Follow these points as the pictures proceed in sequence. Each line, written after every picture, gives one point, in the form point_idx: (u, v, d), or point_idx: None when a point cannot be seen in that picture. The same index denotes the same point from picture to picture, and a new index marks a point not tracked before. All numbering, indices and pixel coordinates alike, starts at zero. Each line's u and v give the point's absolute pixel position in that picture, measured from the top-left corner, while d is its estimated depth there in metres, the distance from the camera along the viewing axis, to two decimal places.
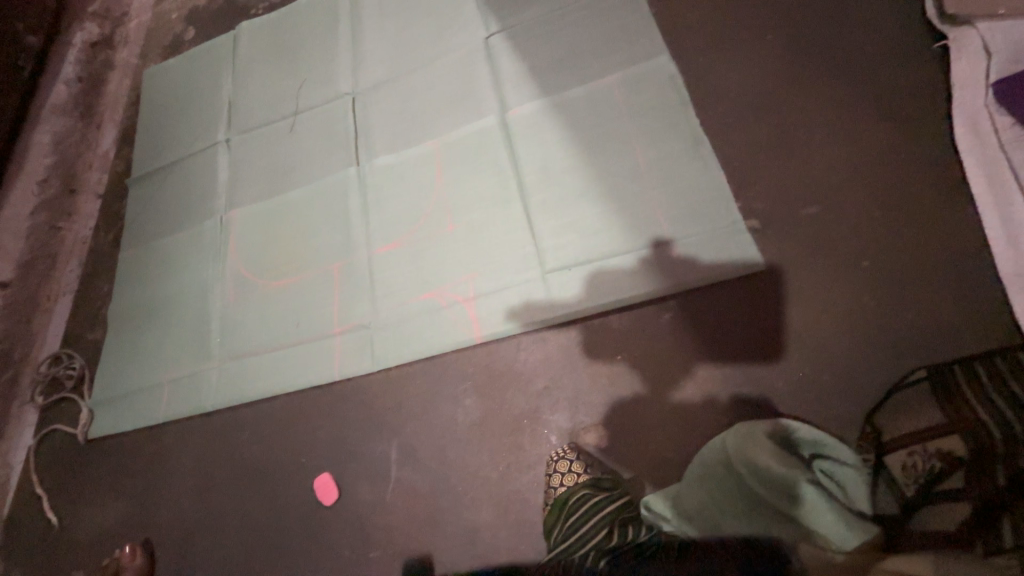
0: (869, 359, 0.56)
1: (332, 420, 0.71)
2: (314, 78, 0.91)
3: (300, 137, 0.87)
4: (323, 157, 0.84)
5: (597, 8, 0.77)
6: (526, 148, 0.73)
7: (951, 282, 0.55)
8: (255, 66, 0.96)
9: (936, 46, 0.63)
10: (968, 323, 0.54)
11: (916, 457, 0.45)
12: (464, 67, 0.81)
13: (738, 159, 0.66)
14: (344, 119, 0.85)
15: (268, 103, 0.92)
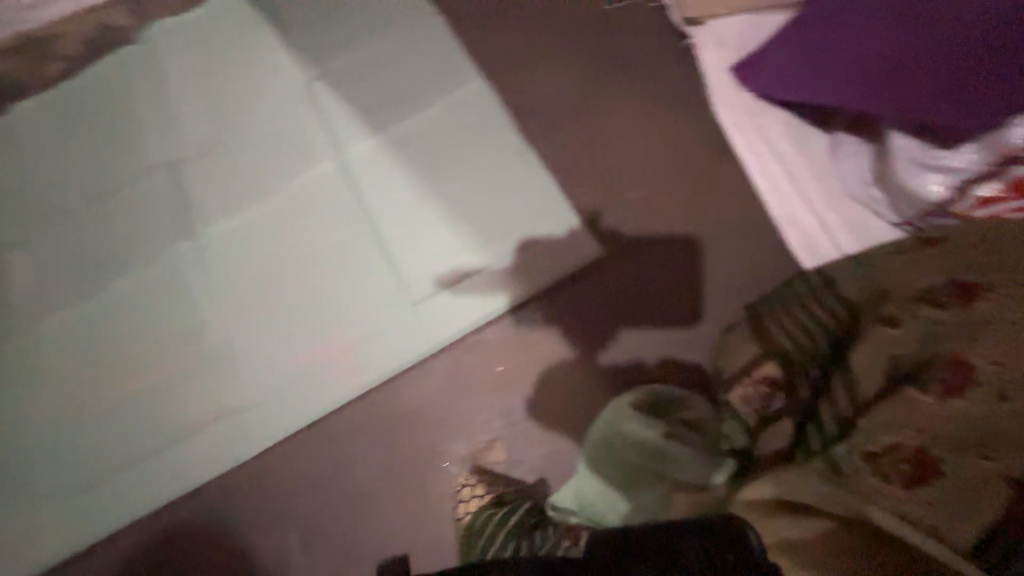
0: (706, 312, 0.62)
1: (215, 528, 0.63)
2: (115, 150, 0.80)
3: (109, 221, 0.76)
4: (147, 237, 0.75)
5: (411, 42, 0.79)
6: (372, 186, 0.73)
7: (753, 230, 0.64)
8: (32, 147, 0.81)
9: (682, 45, 0.71)
10: (772, 261, 0.62)
11: (751, 389, 0.50)
12: (290, 117, 0.78)
13: (565, 158, 0.70)
14: (161, 191, 0.77)
15: (60, 186, 0.79)
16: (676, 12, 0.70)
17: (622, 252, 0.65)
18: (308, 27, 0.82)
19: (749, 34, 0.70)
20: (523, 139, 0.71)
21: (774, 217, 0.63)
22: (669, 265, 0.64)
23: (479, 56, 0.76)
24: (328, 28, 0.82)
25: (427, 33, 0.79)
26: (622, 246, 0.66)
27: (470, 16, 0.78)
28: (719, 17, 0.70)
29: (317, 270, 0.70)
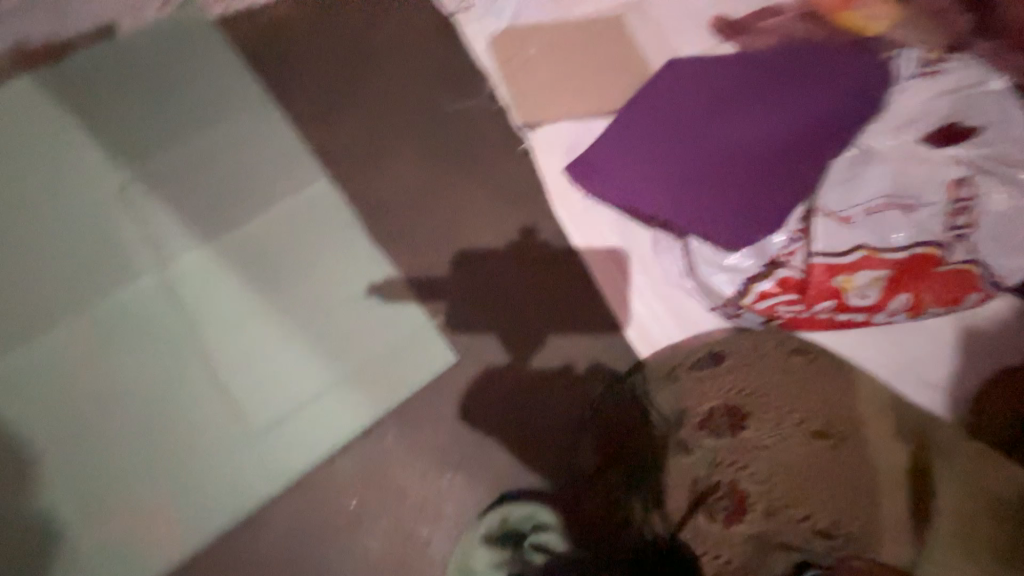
0: (558, 410, 0.62)
1: None
2: None
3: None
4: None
5: (247, 141, 0.74)
6: (200, 301, 0.65)
7: (595, 320, 0.65)
8: None
9: (520, 147, 0.74)
10: (612, 352, 0.63)
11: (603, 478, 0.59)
12: (95, 227, 0.68)
13: (412, 259, 0.68)
14: None
15: None
16: (513, 112, 0.76)
17: (473, 355, 0.64)
18: (122, 122, 0.74)
19: (577, 134, 0.74)
20: (370, 239, 0.69)
21: (613, 307, 0.65)
22: (523, 360, 0.64)
23: (322, 153, 0.74)
24: (148, 124, 0.74)
25: (264, 132, 0.75)
26: (471, 348, 0.64)
27: (312, 113, 0.76)
28: (550, 120, 0.75)
29: (132, 406, 0.61)
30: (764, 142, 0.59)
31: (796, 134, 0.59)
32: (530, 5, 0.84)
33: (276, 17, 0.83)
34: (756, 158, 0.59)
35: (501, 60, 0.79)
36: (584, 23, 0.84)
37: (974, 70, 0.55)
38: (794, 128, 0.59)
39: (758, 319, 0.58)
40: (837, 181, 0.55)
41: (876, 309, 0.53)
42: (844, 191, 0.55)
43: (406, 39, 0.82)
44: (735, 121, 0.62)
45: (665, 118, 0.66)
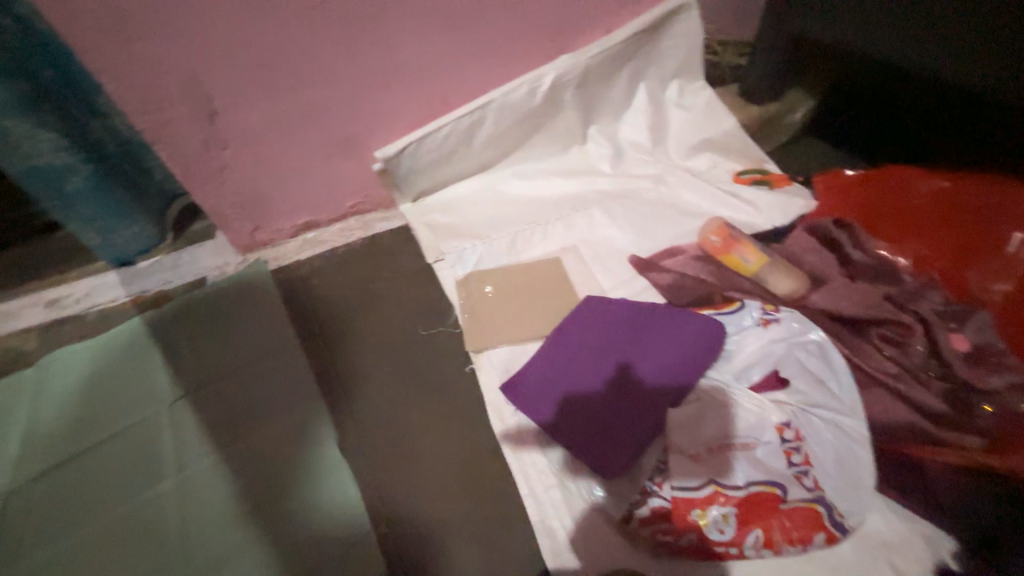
0: None
1: None
2: None
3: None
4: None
5: (266, 363, 0.98)
6: (200, 507, 0.81)
7: (509, 536, 0.77)
8: None
9: (468, 369, 0.94)
10: (520, 567, 0.74)
11: None
12: (145, 437, 0.90)
13: (369, 471, 0.84)
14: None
15: None
16: (466, 339, 0.96)
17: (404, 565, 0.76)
18: (187, 350, 1.03)
19: (513, 356, 0.94)
20: (342, 450, 0.86)
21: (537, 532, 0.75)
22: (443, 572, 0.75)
23: (320, 373, 0.96)
24: (203, 351, 1.02)
25: (281, 356, 0.99)
26: (404, 557, 0.77)
27: (320, 340, 1.02)
28: (492, 346, 0.94)
29: None
30: (628, 396, 0.78)
31: (650, 391, 0.77)
32: (489, 252, 1.13)
33: (312, 270, 1.19)
34: (633, 400, 0.77)
35: (463, 297, 1.04)
36: (530, 265, 1.10)
37: (792, 324, 0.79)
38: (649, 386, 0.78)
39: (648, 545, 0.70)
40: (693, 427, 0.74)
41: (734, 543, 0.68)
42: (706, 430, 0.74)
43: (398, 282, 1.13)
44: (623, 365, 0.80)
45: (572, 354, 0.84)
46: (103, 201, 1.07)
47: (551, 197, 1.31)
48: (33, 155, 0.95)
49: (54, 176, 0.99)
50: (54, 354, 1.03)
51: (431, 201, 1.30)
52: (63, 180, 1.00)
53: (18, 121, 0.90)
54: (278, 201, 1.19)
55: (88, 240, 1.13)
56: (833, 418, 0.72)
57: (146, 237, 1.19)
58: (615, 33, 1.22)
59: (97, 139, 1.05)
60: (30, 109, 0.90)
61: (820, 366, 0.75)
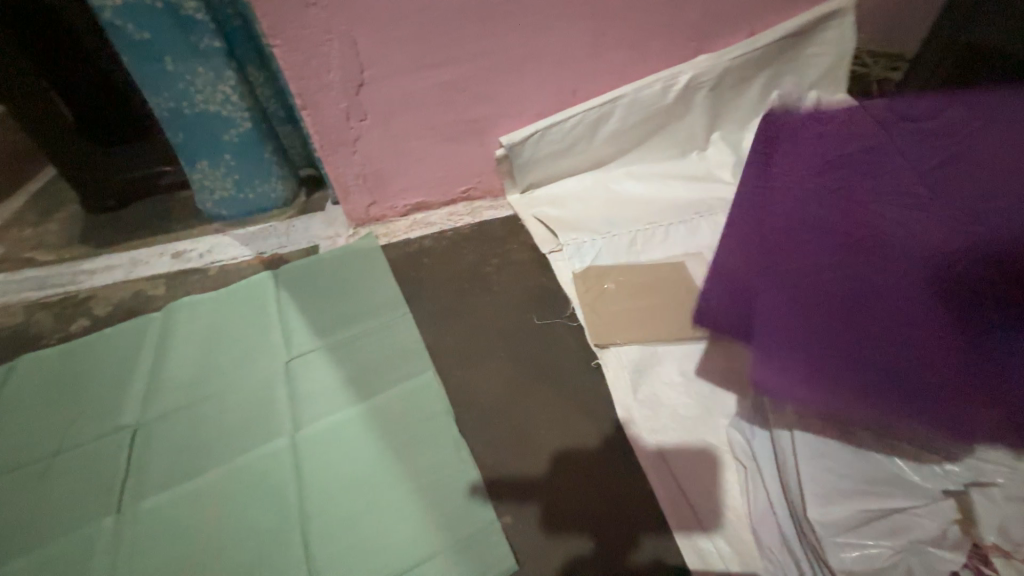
0: None
1: None
2: (97, 408, 0.93)
3: (61, 480, 0.84)
4: (87, 503, 0.81)
5: (382, 333, 0.97)
6: (313, 469, 0.79)
7: (648, 546, 0.68)
8: (38, 403, 0.95)
9: (593, 363, 0.88)
10: None
11: None
12: (262, 391, 0.90)
13: (488, 455, 0.79)
14: (116, 456, 0.86)
15: (41, 435, 0.91)
16: (589, 332, 0.91)
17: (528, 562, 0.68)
18: (305, 311, 1.04)
19: (641, 357, 0.87)
20: (459, 432, 0.81)
21: (679, 544, 0.67)
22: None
23: (432, 350, 0.94)
24: (320, 314, 1.03)
25: (396, 328, 0.98)
26: (528, 553, 0.69)
27: (432, 318, 1.00)
28: (619, 343, 0.88)
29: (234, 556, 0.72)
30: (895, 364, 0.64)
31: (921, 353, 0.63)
32: (607, 249, 1.08)
33: (423, 250, 1.18)
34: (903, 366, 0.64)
35: (581, 291, 1.00)
36: (653, 266, 1.04)
37: None
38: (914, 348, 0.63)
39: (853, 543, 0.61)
40: (809, 463, 0.67)
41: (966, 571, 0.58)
42: (875, 467, 0.66)
43: (509, 270, 1.10)
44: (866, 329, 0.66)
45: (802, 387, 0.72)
46: (251, 158, 1.16)
47: (668, 200, 1.24)
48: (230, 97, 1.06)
49: (218, 126, 1.09)
50: (180, 303, 1.08)
51: (541, 194, 1.27)
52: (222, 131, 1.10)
53: (210, 71, 1.02)
54: (398, 178, 1.20)
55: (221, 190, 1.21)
56: None
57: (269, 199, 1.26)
58: (757, 36, 1.16)
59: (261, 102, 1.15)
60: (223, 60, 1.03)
61: None
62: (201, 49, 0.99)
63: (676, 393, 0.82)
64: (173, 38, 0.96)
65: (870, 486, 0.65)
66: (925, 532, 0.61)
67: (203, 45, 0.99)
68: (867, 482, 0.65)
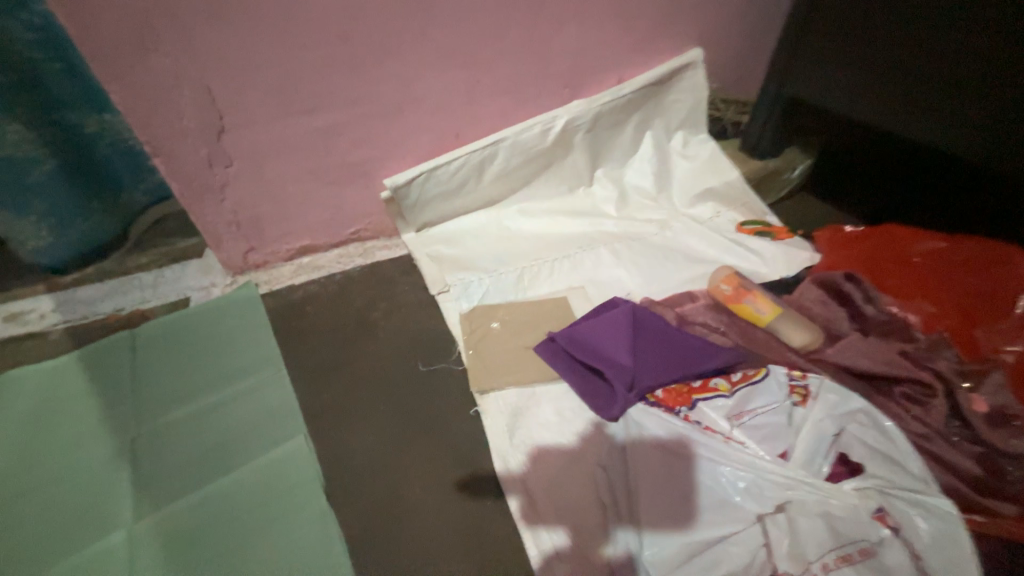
0: None
1: None
2: None
3: None
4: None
5: (251, 395, 0.90)
6: (157, 564, 0.71)
7: None
8: None
9: (473, 411, 0.88)
10: None
11: None
12: (102, 477, 0.80)
13: (361, 523, 0.75)
14: None
15: None
16: (471, 377, 0.91)
17: None
18: (162, 376, 0.94)
19: (520, 399, 0.88)
20: (329, 500, 0.77)
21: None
22: None
23: (307, 410, 0.88)
24: (181, 378, 0.94)
25: (267, 388, 0.92)
26: None
27: (310, 373, 0.95)
28: (498, 388, 0.89)
29: None
30: (677, 353, 0.85)
31: (686, 345, 0.86)
32: (496, 288, 1.10)
33: (307, 297, 1.13)
34: (680, 352, 0.85)
35: (466, 333, 1.00)
36: (538, 303, 1.07)
37: (830, 398, 0.76)
38: (679, 341, 0.87)
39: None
40: (649, 492, 0.73)
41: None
42: (715, 490, 0.71)
43: (398, 314, 1.08)
44: (650, 340, 0.87)
45: (690, 394, 0.80)
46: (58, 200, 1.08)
47: (558, 235, 1.29)
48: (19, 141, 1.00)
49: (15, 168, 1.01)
50: (8, 377, 0.94)
51: (435, 232, 1.27)
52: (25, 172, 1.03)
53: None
54: (277, 224, 1.14)
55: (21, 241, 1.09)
56: (917, 496, 0.66)
57: (98, 237, 1.19)
58: (625, 83, 1.25)
59: (74, 136, 1.09)
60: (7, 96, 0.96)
61: (879, 440, 0.71)
62: None
63: (550, 433, 0.83)
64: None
65: (703, 510, 0.71)
66: (735, 562, 0.66)
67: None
68: (706, 509, 0.70)
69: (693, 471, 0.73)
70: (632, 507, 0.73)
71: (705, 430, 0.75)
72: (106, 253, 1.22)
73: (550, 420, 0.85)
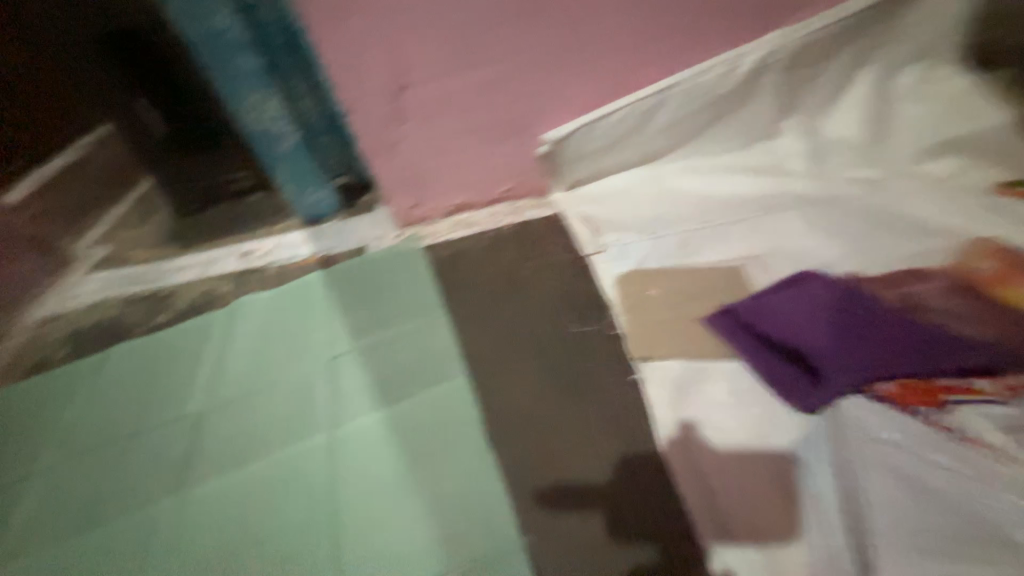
0: None
1: None
2: (164, 394, 0.99)
3: (120, 475, 0.88)
4: (154, 479, 0.86)
5: (418, 336, 0.98)
6: (347, 469, 0.80)
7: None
8: (113, 390, 1.02)
9: (631, 377, 0.81)
10: None
11: None
12: (307, 389, 0.94)
13: (518, 470, 0.75)
14: (178, 441, 0.90)
15: (112, 423, 0.96)
16: (628, 343, 0.85)
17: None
18: (349, 311, 1.08)
19: (687, 374, 0.78)
20: (487, 440, 0.79)
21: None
22: None
23: (466, 355, 0.92)
24: (363, 314, 1.06)
25: (431, 332, 0.98)
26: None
27: (468, 322, 0.99)
28: (660, 358, 0.81)
29: (286, 541, 0.75)
30: (905, 343, 0.69)
31: (919, 335, 0.70)
32: (656, 252, 1.00)
33: (463, 251, 1.17)
34: (909, 342, 0.69)
35: (623, 296, 0.93)
36: (705, 270, 0.95)
37: None
38: (908, 330, 0.71)
39: None
40: (887, 506, 0.58)
41: None
42: (988, 519, 0.55)
43: (550, 272, 1.05)
44: (865, 325, 0.72)
45: (940, 393, 0.65)
46: (300, 164, 1.23)
47: (729, 196, 1.11)
48: (267, 120, 1.16)
49: (271, 139, 1.19)
50: (243, 301, 1.17)
51: (586, 192, 1.21)
52: (277, 142, 1.19)
53: (257, 88, 1.12)
54: (440, 180, 1.20)
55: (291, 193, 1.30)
56: None
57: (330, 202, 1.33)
58: (836, 8, 1.02)
59: (304, 111, 1.25)
60: (264, 77, 1.12)
61: None
62: (245, 71, 1.09)
63: (725, 416, 0.72)
64: (219, 64, 1.06)
65: (972, 542, 0.55)
66: None
67: (243, 66, 1.08)
68: (973, 543, 0.54)
69: (950, 490, 0.58)
70: (848, 514, 0.60)
71: (965, 441, 0.61)
72: (337, 214, 1.36)
73: (724, 399, 0.74)
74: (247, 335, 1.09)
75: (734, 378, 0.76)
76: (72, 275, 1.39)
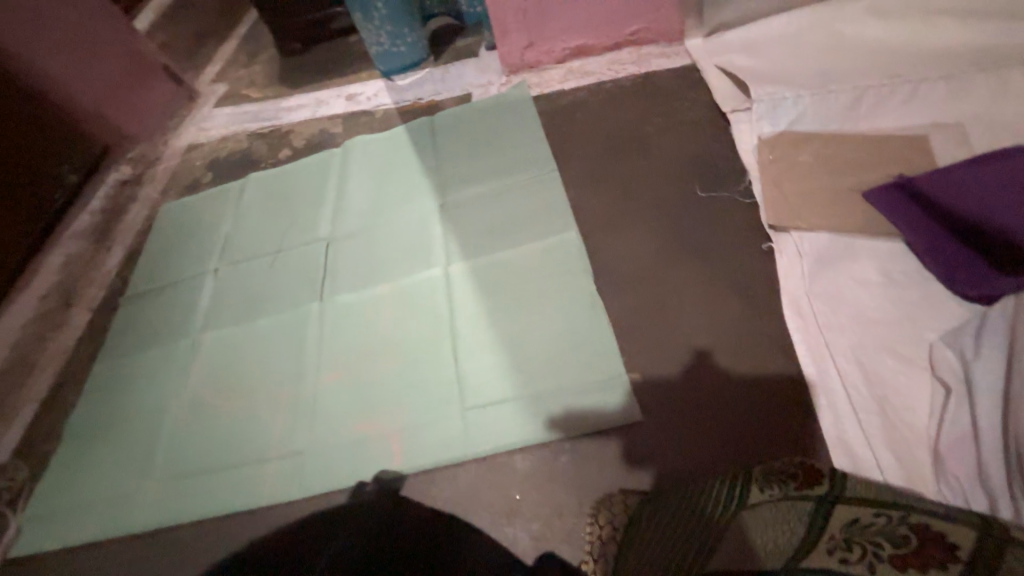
0: None
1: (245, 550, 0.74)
2: (298, 221, 1.10)
3: (269, 279, 1.02)
4: (299, 288, 0.98)
5: (528, 188, 0.96)
6: (463, 298, 0.87)
7: (782, 429, 0.64)
8: (255, 213, 1.15)
9: (764, 247, 0.77)
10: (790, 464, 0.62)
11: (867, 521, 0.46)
12: (422, 226, 0.99)
13: (626, 318, 0.78)
14: (317, 259, 1.01)
15: (258, 241, 1.09)
16: (765, 212, 0.78)
17: (654, 418, 0.69)
18: (458, 159, 1.07)
19: (830, 248, 0.72)
20: (597, 290, 0.81)
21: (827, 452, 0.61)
22: (700, 441, 0.66)
23: (577, 211, 0.91)
24: (473, 163, 1.05)
25: (541, 185, 0.96)
26: (657, 411, 0.69)
27: (580, 178, 0.95)
28: (801, 230, 0.74)
29: (413, 347, 0.85)
30: None
31: None
32: (814, 112, 0.85)
33: (577, 103, 1.07)
34: None
35: (766, 161, 0.82)
36: (875, 137, 0.79)
37: None
38: None
39: None
40: None
41: None
42: None
43: (677, 131, 0.95)
44: None
45: None
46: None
47: (930, 48, 0.87)
48: None
49: None
50: (355, 141, 1.20)
51: (732, 38, 1.01)
52: None
53: None
54: (559, 16, 1.06)
55: (375, 43, 1.25)
56: None
57: (420, 48, 1.29)
58: None
59: None
60: None
61: None
62: None
63: (868, 293, 0.67)
64: None
65: None
66: None
67: None
68: None
69: None
70: None
71: None
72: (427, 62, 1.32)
73: (869, 276, 0.68)
74: (362, 174, 1.13)
75: (884, 258, 0.69)
76: (200, 108, 1.47)
